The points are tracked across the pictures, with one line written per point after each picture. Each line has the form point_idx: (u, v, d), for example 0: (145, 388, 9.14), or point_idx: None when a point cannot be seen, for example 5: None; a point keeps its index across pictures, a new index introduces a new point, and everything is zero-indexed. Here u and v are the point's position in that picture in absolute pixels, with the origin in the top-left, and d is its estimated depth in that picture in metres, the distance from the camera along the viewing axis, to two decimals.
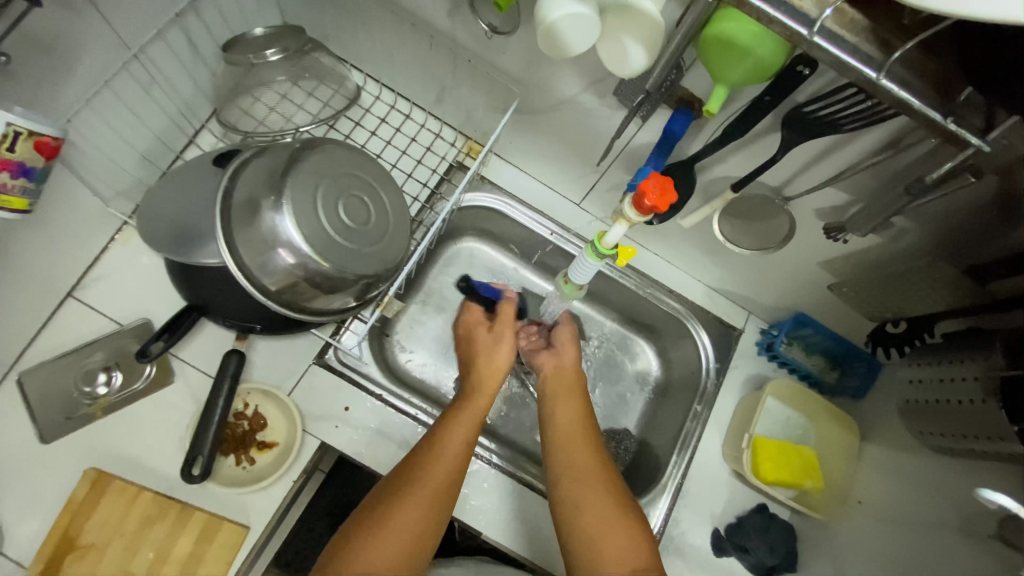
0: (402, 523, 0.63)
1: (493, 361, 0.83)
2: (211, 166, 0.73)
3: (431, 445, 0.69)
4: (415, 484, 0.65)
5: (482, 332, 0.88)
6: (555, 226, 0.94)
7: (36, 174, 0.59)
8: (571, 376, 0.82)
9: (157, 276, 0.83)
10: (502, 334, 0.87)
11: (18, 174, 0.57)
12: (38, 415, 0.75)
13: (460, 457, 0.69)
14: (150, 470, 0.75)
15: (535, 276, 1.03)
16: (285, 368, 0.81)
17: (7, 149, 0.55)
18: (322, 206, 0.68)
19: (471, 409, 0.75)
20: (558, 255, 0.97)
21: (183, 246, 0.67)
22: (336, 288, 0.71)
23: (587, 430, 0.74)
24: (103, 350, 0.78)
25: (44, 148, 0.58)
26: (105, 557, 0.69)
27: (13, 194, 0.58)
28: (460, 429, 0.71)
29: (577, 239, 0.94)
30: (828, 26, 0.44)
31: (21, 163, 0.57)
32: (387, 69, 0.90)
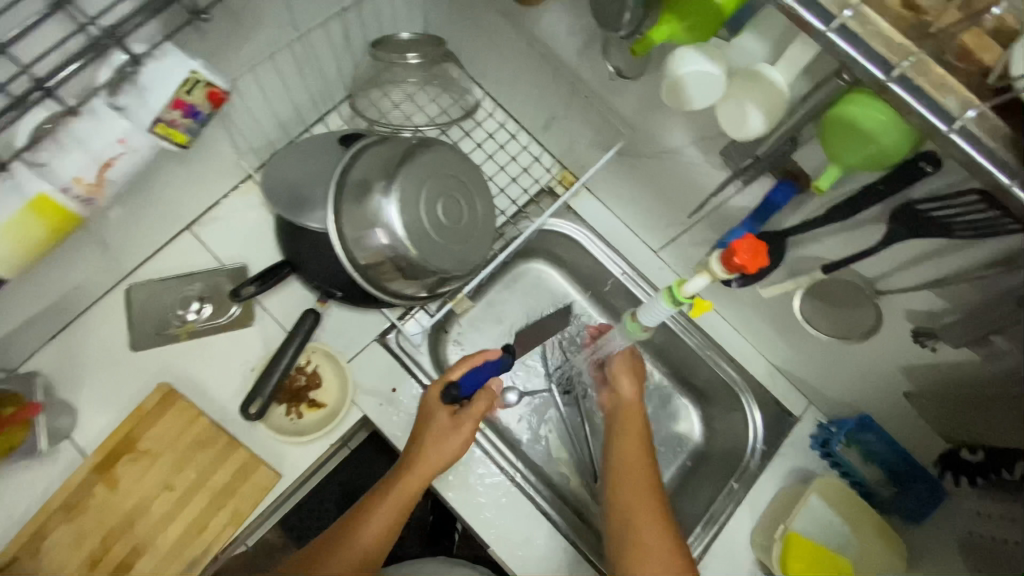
0: None
1: (436, 455, 0.74)
2: (336, 144, 0.80)
3: (354, 533, 0.70)
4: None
5: (442, 415, 0.76)
6: (628, 268, 0.96)
7: (202, 118, 0.64)
8: (634, 413, 0.84)
9: (261, 229, 0.91)
10: (464, 423, 0.76)
11: (188, 114, 0.62)
12: (135, 325, 0.83)
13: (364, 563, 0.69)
14: (211, 399, 0.82)
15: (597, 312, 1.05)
16: (349, 338, 0.87)
17: (183, 92, 0.60)
18: (423, 200, 0.74)
19: (404, 494, 0.72)
20: (623, 296, 0.98)
21: (295, 208, 0.75)
22: (416, 275, 0.76)
23: (646, 469, 0.76)
24: (200, 282, 0.87)
25: (215, 98, 0.63)
26: (155, 465, 0.76)
27: (178, 130, 0.62)
28: (388, 512, 0.71)
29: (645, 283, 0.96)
30: (969, 127, 0.44)
31: (192, 106, 0.62)
32: (506, 89, 0.96)
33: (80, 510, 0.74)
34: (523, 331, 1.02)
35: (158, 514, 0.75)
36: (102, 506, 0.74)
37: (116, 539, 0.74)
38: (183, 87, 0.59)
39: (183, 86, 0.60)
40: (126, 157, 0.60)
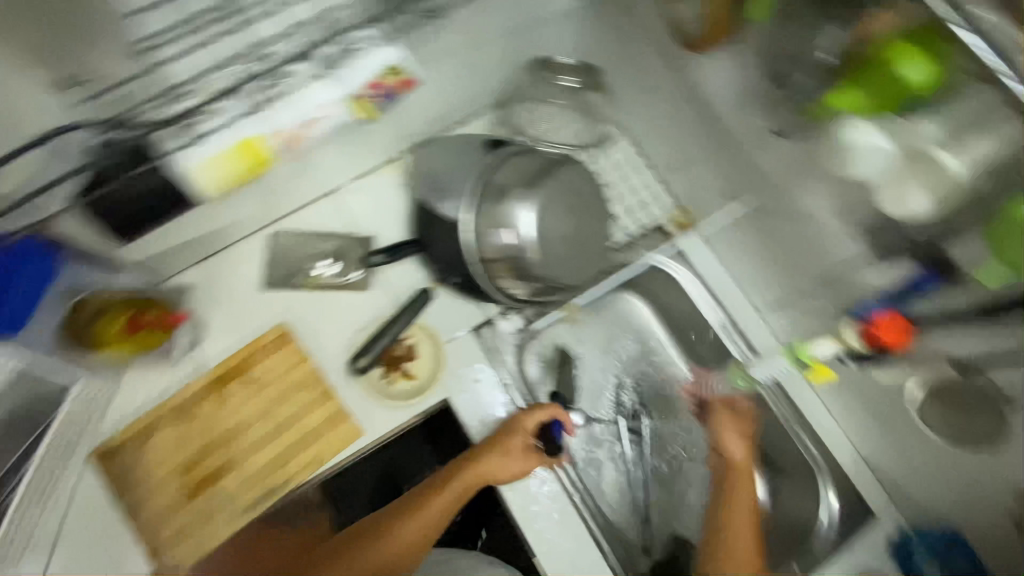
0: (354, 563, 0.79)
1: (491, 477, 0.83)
2: (482, 145, 0.88)
3: (402, 519, 0.82)
4: (354, 553, 0.81)
5: (512, 446, 0.84)
6: (724, 318, 0.96)
7: (389, 99, 0.70)
8: (743, 477, 0.85)
9: (392, 207, 0.99)
10: (527, 458, 0.84)
11: (381, 95, 0.68)
12: (269, 268, 0.93)
13: (406, 549, 0.81)
14: (317, 348, 0.89)
15: (679, 358, 1.05)
16: (448, 323, 0.92)
17: (384, 78, 0.66)
18: (555, 212, 0.80)
19: (449, 499, 0.83)
20: (714, 347, 0.98)
21: (438, 195, 0.86)
22: (528, 278, 0.82)
23: (750, 540, 0.79)
24: (332, 243, 0.95)
25: (406, 84, 0.69)
26: (261, 394, 0.84)
27: (366, 105, 0.68)
28: (434, 511, 0.82)
29: (744, 343, 0.95)
30: None
31: (387, 89, 0.68)
32: (644, 127, 1.00)
33: (190, 418, 0.82)
34: (602, 358, 1.05)
35: (252, 439, 0.83)
36: (208, 420, 0.82)
37: (213, 452, 0.82)
38: (387, 73, 0.65)
39: (389, 73, 0.66)
40: (325, 121, 0.66)
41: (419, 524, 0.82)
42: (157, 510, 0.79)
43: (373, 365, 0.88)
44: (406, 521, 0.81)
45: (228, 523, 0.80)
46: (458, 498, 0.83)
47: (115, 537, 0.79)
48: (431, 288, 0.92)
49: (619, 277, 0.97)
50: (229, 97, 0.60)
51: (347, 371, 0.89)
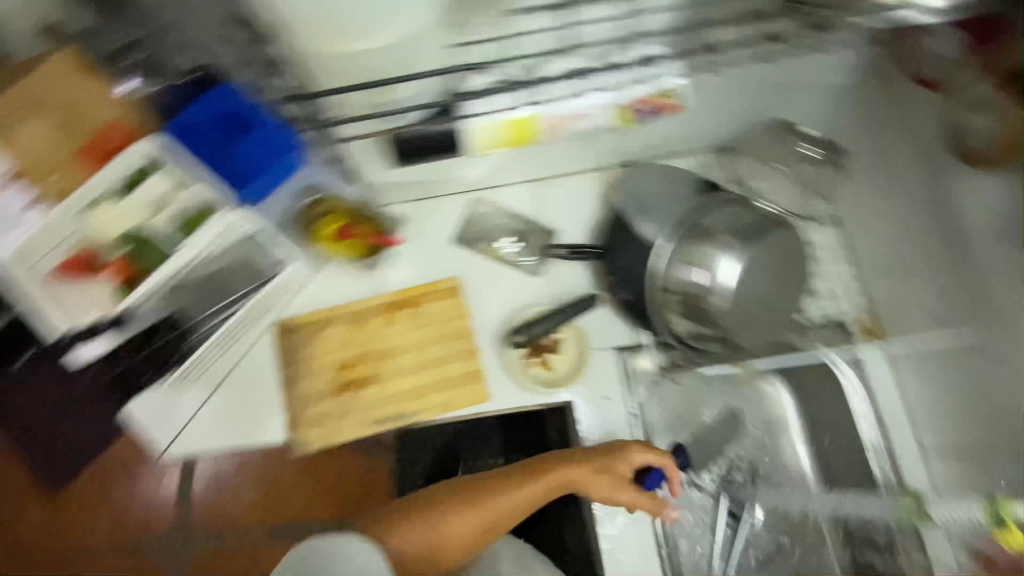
0: (447, 524, 0.78)
1: (591, 489, 0.82)
2: (702, 185, 0.90)
3: (498, 497, 0.80)
4: (447, 513, 0.79)
5: (620, 469, 0.83)
6: (879, 442, 0.91)
7: (646, 115, 0.78)
8: None
9: (585, 210, 1.03)
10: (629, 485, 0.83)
11: (650, 110, 0.76)
12: (462, 226, 1.01)
13: (492, 526, 0.80)
14: (477, 310, 0.96)
15: (806, 459, 1.02)
16: (599, 334, 0.94)
17: (664, 98, 0.75)
18: (755, 273, 0.81)
19: (545, 493, 0.82)
20: (856, 467, 0.93)
21: (642, 215, 0.89)
22: (705, 323, 0.84)
23: None
24: (521, 224, 1.02)
25: (671, 107, 0.77)
26: (420, 329, 0.94)
27: (631, 113, 0.76)
28: (527, 498, 0.81)
29: (891, 481, 0.88)
30: None
31: (658, 106, 0.76)
32: (866, 221, 0.96)
33: (360, 325, 0.93)
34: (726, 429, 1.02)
35: (401, 365, 0.91)
36: (373, 333, 0.93)
37: (366, 360, 0.91)
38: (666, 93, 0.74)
39: (659, 94, 0.74)
40: (593, 117, 0.76)
41: (512, 507, 0.80)
42: (308, 390, 0.90)
43: (525, 345, 0.93)
44: (500, 499, 0.80)
45: (357, 426, 0.89)
46: (551, 494, 0.82)
47: (264, 397, 0.91)
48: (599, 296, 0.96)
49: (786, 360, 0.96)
50: (535, 76, 0.71)
51: (494, 340, 0.95)
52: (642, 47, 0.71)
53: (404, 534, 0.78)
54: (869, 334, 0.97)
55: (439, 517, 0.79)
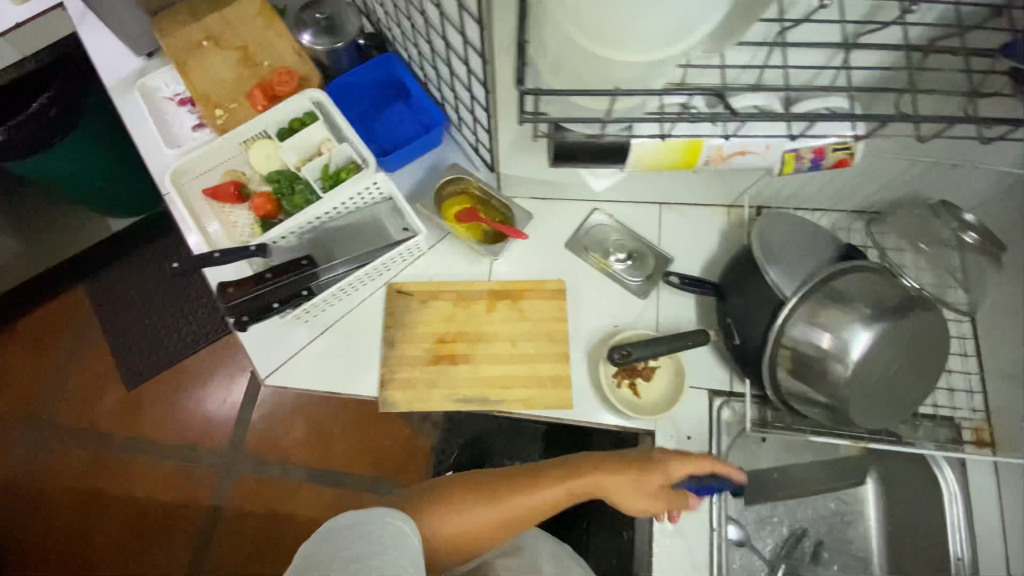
0: (486, 512, 0.77)
1: (626, 491, 0.81)
2: (841, 248, 0.88)
3: (535, 488, 0.80)
4: (487, 500, 0.78)
5: (658, 476, 0.81)
6: (963, 554, 0.88)
7: (812, 166, 0.76)
8: None
9: (702, 243, 1.01)
10: (665, 494, 0.82)
11: (814, 159, 0.75)
12: (578, 233, 1.02)
13: (528, 515, 0.79)
14: (577, 319, 0.97)
15: (876, 553, 0.97)
16: (696, 372, 0.95)
17: (830, 151, 0.73)
18: (889, 353, 0.78)
19: (581, 487, 0.81)
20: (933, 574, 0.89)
21: (773, 258, 0.86)
22: (819, 387, 0.81)
23: None
24: (635, 243, 1.01)
25: (839, 161, 0.75)
26: (520, 324, 0.96)
27: (795, 161, 0.76)
28: (562, 491, 0.81)
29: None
30: None
31: (822, 158, 0.75)
32: (1002, 321, 0.91)
33: (464, 305, 0.96)
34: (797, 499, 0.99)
35: (496, 353, 0.94)
36: (475, 315, 0.96)
37: (464, 340, 0.94)
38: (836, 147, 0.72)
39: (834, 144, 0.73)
40: (755, 155, 0.75)
41: (548, 498, 0.80)
42: (404, 354, 0.94)
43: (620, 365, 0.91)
44: (538, 490, 0.80)
45: (443, 400, 0.92)
46: (587, 490, 0.82)
47: (367, 356, 0.96)
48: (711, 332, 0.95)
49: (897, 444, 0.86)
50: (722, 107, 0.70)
51: (589, 353, 0.96)
52: (830, 100, 0.70)
53: (444, 518, 0.77)
54: (979, 443, 0.90)
55: (477, 504, 0.78)
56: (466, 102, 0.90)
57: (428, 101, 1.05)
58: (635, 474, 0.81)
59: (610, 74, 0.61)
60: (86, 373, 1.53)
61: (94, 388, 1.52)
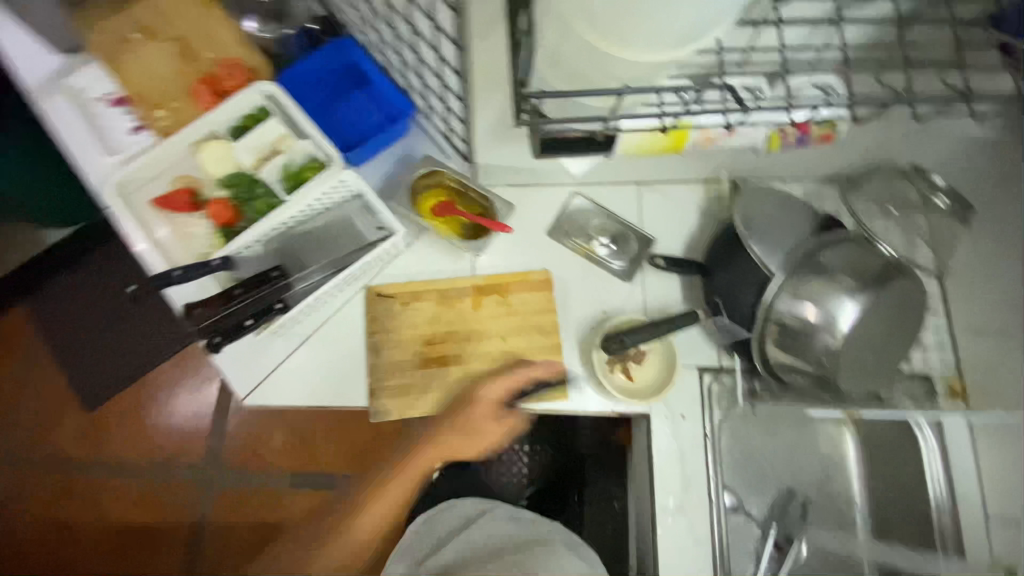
0: (365, 520, 0.92)
1: (472, 440, 0.92)
2: (821, 218, 0.88)
3: (391, 478, 0.94)
4: (378, 496, 0.93)
5: (481, 413, 0.89)
6: (943, 498, 0.93)
7: (800, 141, 0.79)
8: None
9: (683, 220, 1.01)
10: (493, 425, 0.92)
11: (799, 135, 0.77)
12: (559, 220, 1.00)
13: (406, 494, 0.93)
14: (565, 308, 0.96)
15: (861, 506, 1.02)
16: (687, 352, 0.96)
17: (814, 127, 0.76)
18: (874, 321, 0.80)
19: (433, 455, 0.92)
20: (916, 520, 0.95)
21: (756, 234, 0.85)
22: (807, 359, 0.82)
23: None
24: (617, 226, 0.99)
25: (824, 136, 0.77)
26: (509, 319, 0.94)
27: (782, 138, 0.78)
28: (421, 464, 0.93)
29: (948, 535, 0.92)
30: None
31: (808, 135, 0.77)
32: (970, 278, 0.95)
33: (450, 304, 0.94)
34: (787, 461, 1.04)
35: (486, 351, 0.92)
36: (462, 314, 0.93)
37: (454, 340, 0.92)
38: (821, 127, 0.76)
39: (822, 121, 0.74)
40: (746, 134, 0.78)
41: (411, 476, 0.93)
42: (392, 361, 0.91)
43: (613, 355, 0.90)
44: (397, 482, 0.93)
45: (437, 403, 0.89)
46: (434, 458, 0.92)
47: (352, 365, 0.92)
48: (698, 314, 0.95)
49: (881, 412, 0.94)
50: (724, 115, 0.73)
51: (580, 343, 0.95)
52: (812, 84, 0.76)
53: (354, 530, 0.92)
54: (953, 395, 0.95)
55: (361, 513, 0.93)
56: (437, 91, 0.86)
57: (391, 89, 0.99)
58: (463, 421, 0.89)
59: (614, 72, 0.64)
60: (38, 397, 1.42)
61: (49, 413, 1.41)
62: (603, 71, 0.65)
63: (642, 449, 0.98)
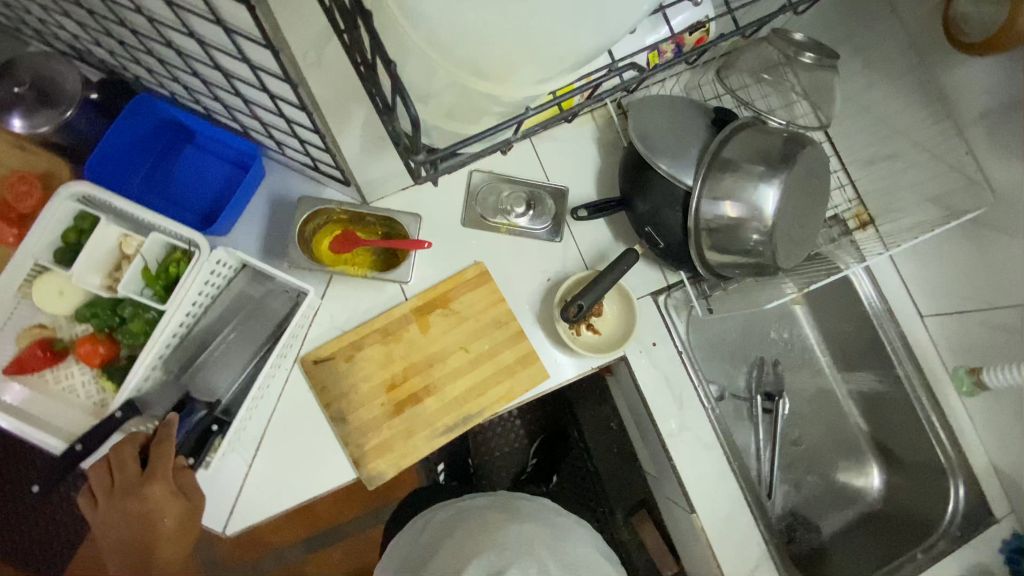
0: None
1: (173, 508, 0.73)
2: (714, 112, 0.88)
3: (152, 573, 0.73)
4: None
5: (133, 468, 0.72)
6: (881, 311, 1.03)
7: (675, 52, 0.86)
8: None
9: (586, 157, 0.98)
10: (156, 472, 0.72)
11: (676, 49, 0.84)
12: (468, 206, 0.94)
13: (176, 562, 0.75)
14: (511, 290, 0.93)
15: (818, 347, 1.15)
16: (637, 283, 0.97)
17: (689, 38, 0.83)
18: (792, 196, 0.82)
19: (180, 526, 0.74)
20: (866, 340, 1.06)
21: (659, 150, 0.84)
22: (747, 253, 0.83)
23: None
24: (527, 189, 0.95)
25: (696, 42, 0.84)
26: (460, 325, 0.89)
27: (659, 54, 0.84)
28: (174, 547, 0.74)
29: (898, 344, 1.02)
30: None
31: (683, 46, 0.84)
32: (848, 116, 1.01)
33: (396, 337, 0.87)
34: (749, 336, 1.11)
35: (451, 366, 0.87)
36: (413, 342, 0.87)
37: (416, 372, 0.86)
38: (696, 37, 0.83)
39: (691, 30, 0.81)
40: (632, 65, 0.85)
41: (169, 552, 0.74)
42: (362, 421, 0.84)
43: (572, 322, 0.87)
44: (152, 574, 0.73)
45: (427, 441, 0.85)
46: (183, 521, 0.74)
47: (323, 442, 0.85)
48: (637, 248, 0.95)
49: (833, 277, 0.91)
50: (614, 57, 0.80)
51: (539, 317, 0.92)
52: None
53: None
54: (863, 225, 1.00)
55: None
56: (282, 128, 0.72)
57: (223, 134, 0.84)
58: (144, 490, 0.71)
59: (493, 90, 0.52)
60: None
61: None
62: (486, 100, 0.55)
63: (630, 386, 0.99)
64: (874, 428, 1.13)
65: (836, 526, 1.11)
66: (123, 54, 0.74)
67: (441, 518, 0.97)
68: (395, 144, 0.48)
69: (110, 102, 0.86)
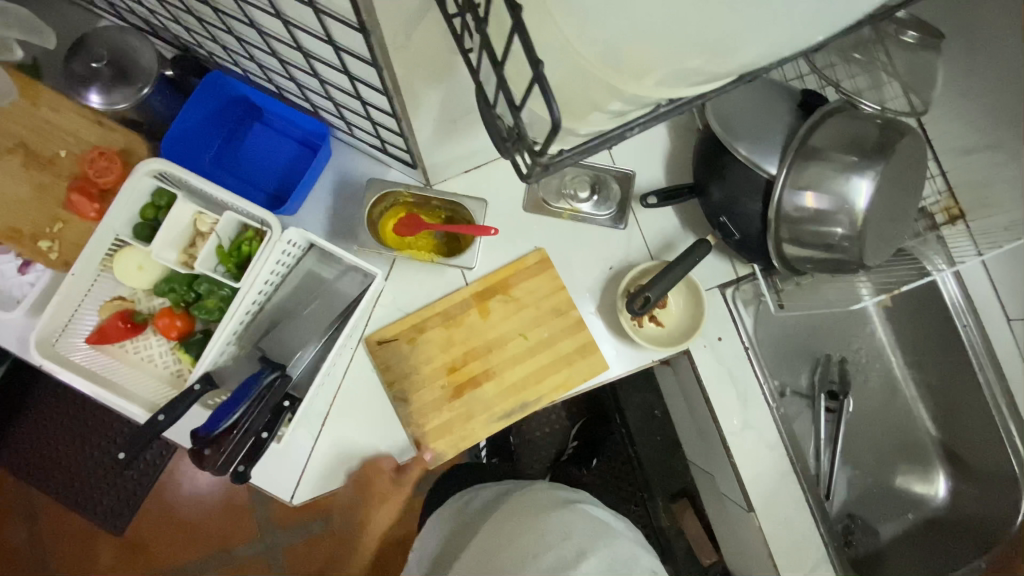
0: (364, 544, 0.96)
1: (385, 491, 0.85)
2: (801, 96, 0.82)
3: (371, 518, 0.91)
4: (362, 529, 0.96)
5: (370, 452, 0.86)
6: (964, 313, 0.96)
7: None
8: None
9: (655, 141, 0.93)
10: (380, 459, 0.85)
11: None
12: (531, 189, 0.92)
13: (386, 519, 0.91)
14: (572, 278, 0.91)
15: (888, 345, 1.10)
16: (704, 274, 0.94)
17: None
18: (884, 189, 0.76)
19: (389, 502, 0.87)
20: (944, 341, 1.00)
21: (740, 134, 0.79)
22: (830, 249, 0.78)
23: None
24: (592, 174, 0.92)
25: None
26: (521, 312, 0.88)
27: None
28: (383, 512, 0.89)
29: (979, 347, 0.96)
30: None
31: None
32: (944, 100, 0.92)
33: (457, 322, 0.87)
34: (816, 332, 1.06)
35: (510, 353, 0.87)
36: (473, 327, 0.87)
37: (476, 357, 0.86)
38: None
39: None
40: None
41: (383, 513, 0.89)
42: (422, 402, 0.85)
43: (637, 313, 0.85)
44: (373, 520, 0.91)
45: (486, 425, 0.86)
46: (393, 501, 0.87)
47: (384, 421, 0.86)
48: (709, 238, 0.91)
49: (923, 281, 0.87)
50: None
51: (600, 306, 0.90)
52: None
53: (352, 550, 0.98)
54: (952, 220, 0.92)
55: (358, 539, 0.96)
56: (355, 108, 0.71)
57: (293, 113, 0.84)
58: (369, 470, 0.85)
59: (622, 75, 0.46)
60: (52, 546, 1.27)
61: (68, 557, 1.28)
62: (611, 90, 0.48)
63: (689, 379, 0.97)
64: (944, 432, 1.07)
65: (895, 531, 1.07)
66: (200, 31, 0.74)
67: (481, 502, 1.00)
68: (491, 131, 0.48)
69: (183, 78, 0.87)
